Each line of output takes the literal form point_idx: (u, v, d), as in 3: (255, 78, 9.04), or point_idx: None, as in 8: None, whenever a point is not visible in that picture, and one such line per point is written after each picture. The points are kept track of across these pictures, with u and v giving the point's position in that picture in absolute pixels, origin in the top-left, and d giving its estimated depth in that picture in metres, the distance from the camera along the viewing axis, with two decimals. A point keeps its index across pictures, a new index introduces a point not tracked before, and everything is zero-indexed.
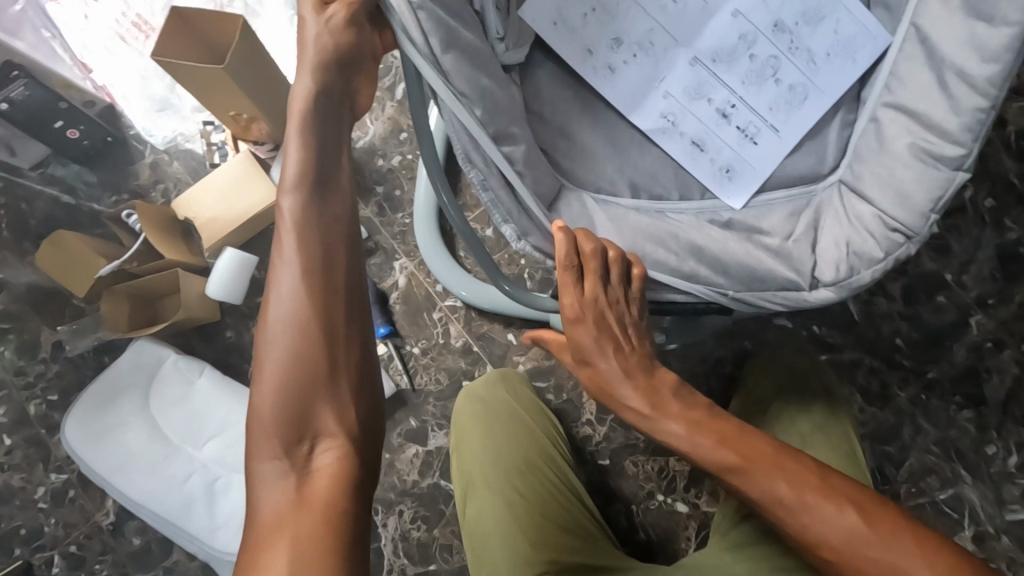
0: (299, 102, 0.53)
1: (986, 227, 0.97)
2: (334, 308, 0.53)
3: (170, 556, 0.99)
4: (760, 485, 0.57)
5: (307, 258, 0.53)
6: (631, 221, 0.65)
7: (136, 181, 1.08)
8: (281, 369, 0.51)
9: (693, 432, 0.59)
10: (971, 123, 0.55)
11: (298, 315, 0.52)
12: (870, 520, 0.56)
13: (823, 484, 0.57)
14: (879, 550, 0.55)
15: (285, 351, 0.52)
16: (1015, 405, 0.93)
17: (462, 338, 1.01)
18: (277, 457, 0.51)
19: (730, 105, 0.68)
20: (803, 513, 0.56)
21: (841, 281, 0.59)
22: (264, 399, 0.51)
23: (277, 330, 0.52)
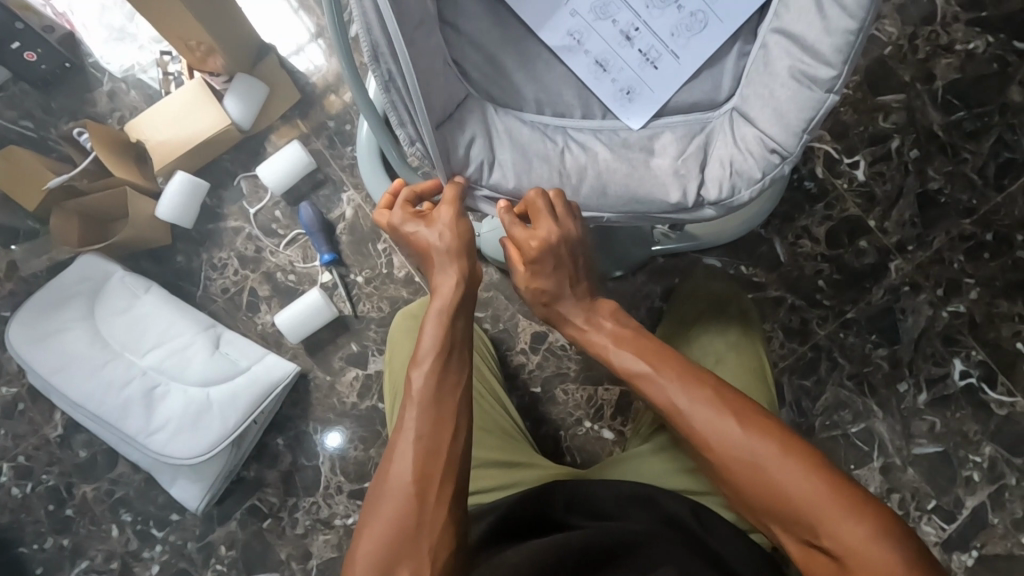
0: (435, 251, 0.67)
1: (908, 175, 1.03)
2: (433, 478, 0.59)
3: (116, 468, 1.02)
4: (700, 419, 0.63)
5: (421, 432, 0.61)
6: (525, 135, 0.70)
7: (93, 108, 1.10)
8: (389, 503, 0.58)
9: (620, 346, 0.70)
10: (842, 45, 0.60)
11: (428, 393, 0.62)
12: (768, 444, 0.60)
13: (764, 426, 0.61)
14: (763, 469, 0.59)
15: (392, 512, 0.58)
16: (925, 343, 0.99)
17: (405, 268, 1.04)
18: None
19: (633, 27, 0.71)
20: (741, 462, 0.60)
21: (723, 200, 0.67)
22: (368, 547, 0.57)
23: (387, 492, 0.59)
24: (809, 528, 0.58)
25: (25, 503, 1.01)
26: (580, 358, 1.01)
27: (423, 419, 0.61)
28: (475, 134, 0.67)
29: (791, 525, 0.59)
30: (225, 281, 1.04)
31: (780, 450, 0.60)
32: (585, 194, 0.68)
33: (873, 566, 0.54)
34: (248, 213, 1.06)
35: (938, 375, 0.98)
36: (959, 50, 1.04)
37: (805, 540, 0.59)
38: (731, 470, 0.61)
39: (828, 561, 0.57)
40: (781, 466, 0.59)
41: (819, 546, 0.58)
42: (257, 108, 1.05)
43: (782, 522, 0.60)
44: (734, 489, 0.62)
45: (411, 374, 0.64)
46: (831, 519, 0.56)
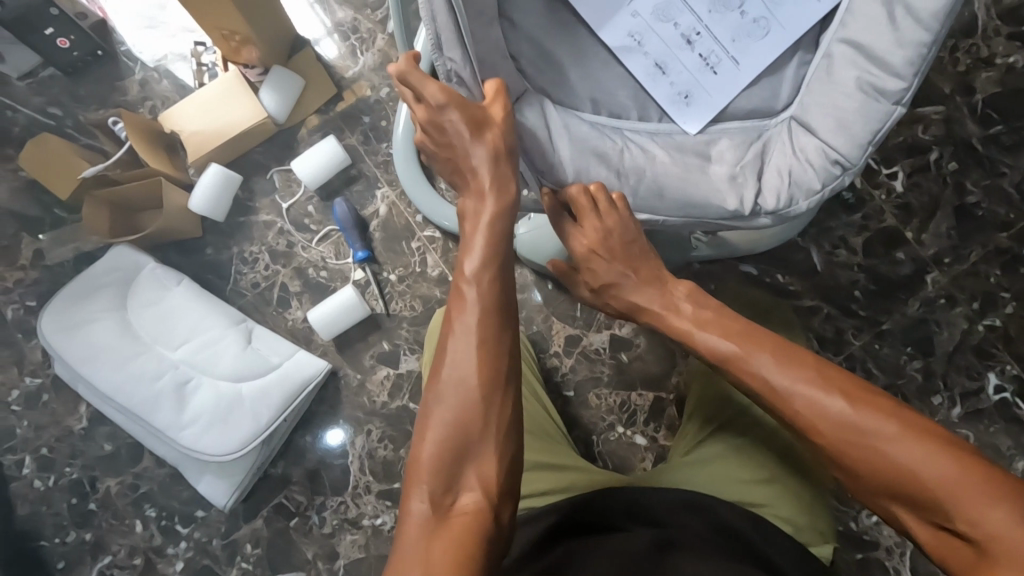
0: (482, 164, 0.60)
1: (946, 187, 1.02)
2: (495, 377, 0.59)
3: (140, 463, 1.01)
4: (808, 400, 0.59)
5: (482, 334, 0.60)
6: (584, 132, 0.67)
7: (124, 97, 1.09)
8: (451, 403, 0.59)
9: (699, 329, 0.69)
10: (914, 58, 0.60)
11: (472, 378, 0.59)
12: (886, 424, 0.55)
13: (879, 405, 0.57)
14: (872, 444, 0.55)
15: (454, 415, 0.58)
16: (959, 357, 0.99)
17: (439, 267, 1.03)
18: (427, 498, 0.57)
19: (695, 31, 0.71)
20: (853, 444, 0.56)
21: (780, 210, 0.66)
22: (432, 452, 0.57)
23: (447, 392, 0.59)
24: (939, 510, 0.53)
25: (46, 495, 1.00)
26: (614, 362, 1.00)
27: (481, 321, 0.61)
28: (536, 127, 0.66)
29: (912, 503, 0.54)
30: (256, 276, 1.03)
31: (900, 428, 0.55)
32: (641, 194, 0.67)
33: (1008, 553, 0.49)
34: (280, 207, 1.04)
35: (972, 389, 0.98)
36: (999, 64, 1.04)
37: (936, 524, 0.53)
38: (834, 442, 0.58)
39: (959, 541, 0.52)
40: (902, 446, 0.54)
41: (953, 530, 0.52)
42: (291, 101, 1.03)
43: (909, 507, 0.55)
44: (847, 473, 0.58)
45: (466, 274, 0.63)
46: (963, 496, 0.51)
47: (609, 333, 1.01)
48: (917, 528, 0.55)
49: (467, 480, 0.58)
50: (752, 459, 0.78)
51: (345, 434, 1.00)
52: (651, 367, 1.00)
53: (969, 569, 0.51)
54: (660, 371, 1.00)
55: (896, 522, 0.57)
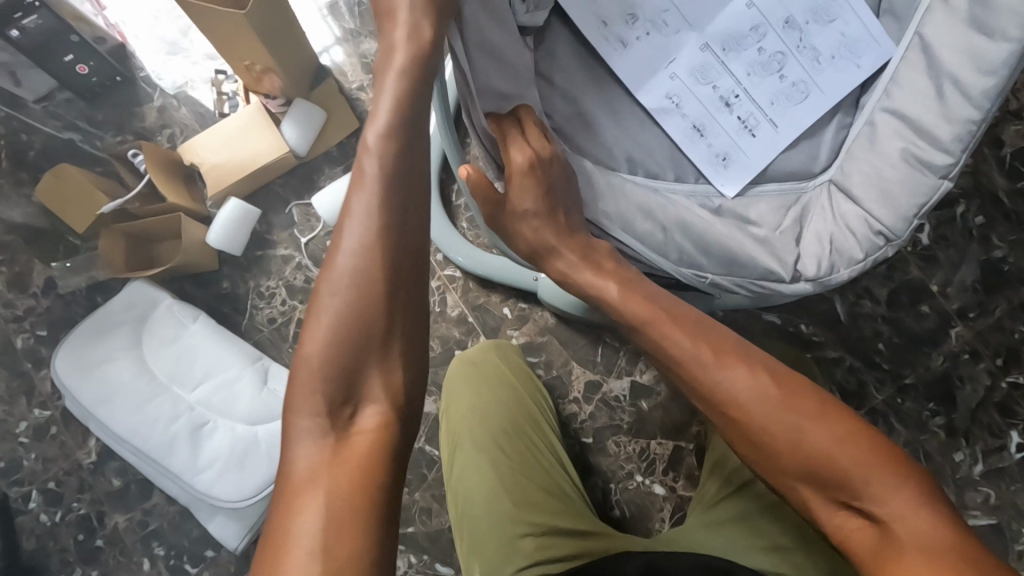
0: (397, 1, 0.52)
1: (972, 240, 1.01)
2: (401, 272, 0.50)
3: (150, 499, 0.99)
4: (735, 385, 0.55)
5: (378, 209, 0.49)
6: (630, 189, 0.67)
7: (142, 123, 1.07)
8: (341, 295, 0.49)
9: (625, 295, 0.60)
10: (961, 134, 0.60)
11: (365, 279, 0.48)
12: (801, 404, 0.54)
13: (806, 398, 0.54)
14: (794, 428, 0.53)
15: (347, 304, 0.48)
16: (982, 413, 0.98)
17: (458, 308, 1.02)
18: (320, 413, 0.48)
19: (733, 94, 0.70)
20: (776, 428, 0.53)
21: (820, 277, 0.64)
22: (319, 359, 0.48)
23: (337, 285, 0.49)
24: (849, 491, 0.52)
25: (52, 530, 0.98)
26: (634, 410, 0.99)
27: (385, 164, 0.50)
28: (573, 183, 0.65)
29: (826, 487, 0.52)
30: (272, 311, 1.01)
31: (817, 414, 0.53)
32: (687, 249, 0.66)
33: (911, 543, 0.49)
34: (299, 241, 1.03)
35: (994, 447, 0.97)
36: None
37: (843, 506, 0.53)
38: (755, 425, 0.54)
39: (865, 527, 0.52)
40: (820, 430, 0.53)
41: (859, 511, 0.52)
42: (313, 135, 1.01)
43: (817, 488, 0.53)
44: (761, 454, 0.55)
45: (367, 137, 0.51)
46: (872, 477, 0.51)
47: (629, 380, 1.00)
48: (826, 515, 0.54)
49: (369, 389, 0.49)
50: (772, 531, 0.76)
51: None
52: (671, 415, 0.99)
53: (875, 558, 0.50)
54: (680, 419, 0.99)
55: (801, 504, 0.55)
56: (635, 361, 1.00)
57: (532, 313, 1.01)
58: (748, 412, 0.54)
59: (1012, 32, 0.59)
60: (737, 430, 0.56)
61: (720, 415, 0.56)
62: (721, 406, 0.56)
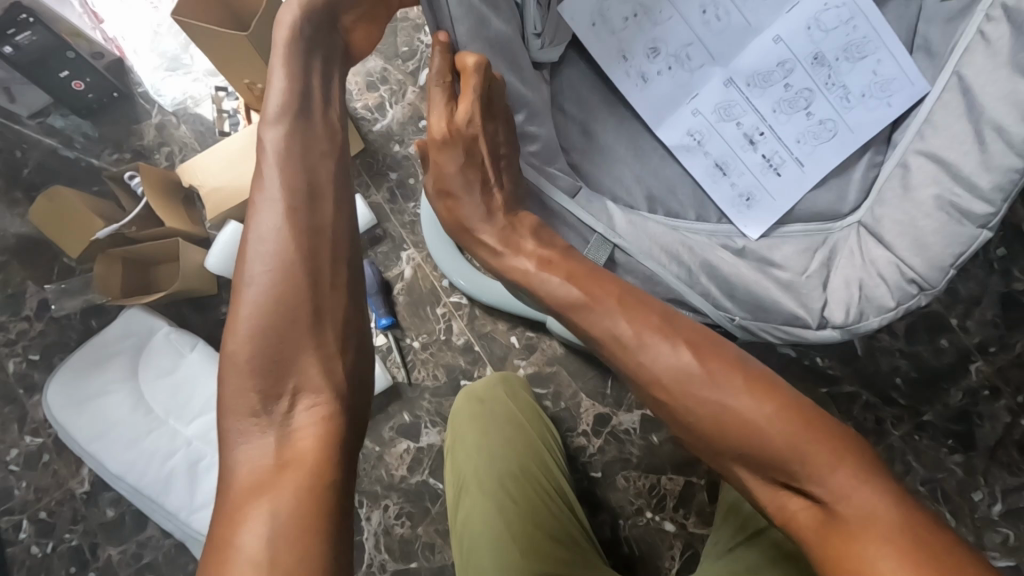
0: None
1: (992, 273, 0.99)
2: (318, 247, 0.47)
3: (145, 530, 0.96)
4: (656, 359, 0.48)
5: (288, 191, 0.47)
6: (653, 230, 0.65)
7: (140, 141, 1.03)
8: (256, 280, 0.45)
9: (544, 271, 0.52)
10: (1003, 183, 0.56)
11: (280, 257, 0.46)
12: (734, 383, 0.46)
13: (730, 370, 0.47)
14: (726, 408, 0.45)
15: (267, 291, 0.45)
16: (1002, 452, 0.95)
17: (464, 335, 0.99)
18: (256, 412, 0.45)
19: (758, 131, 0.68)
20: (700, 406, 0.46)
21: (848, 324, 0.61)
22: (245, 354, 0.45)
23: (255, 272, 0.46)
24: (788, 470, 0.44)
25: (44, 562, 0.95)
26: (644, 444, 0.96)
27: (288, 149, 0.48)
28: (597, 219, 0.63)
29: (767, 471, 0.45)
30: None
31: (749, 390, 0.45)
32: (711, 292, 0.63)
33: (859, 526, 0.42)
34: None
35: (1013, 487, 0.95)
36: None
37: (783, 486, 0.46)
38: (686, 412, 0.47)
39: (809, 508, 0.45)
40: (750, 408, 0.45)
41: (802, 492, 0.45)
42: None
43: (753, 469, 0.46)
44: (690, 434, 0.48)
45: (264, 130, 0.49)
46: (812, 458, 0.43)
47: (639, 413, 0.96)
48: (766, 497, 0.47)
49: (298, 374, 0.45)
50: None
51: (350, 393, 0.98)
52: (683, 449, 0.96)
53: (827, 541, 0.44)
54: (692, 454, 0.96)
55: (736, 482, 0.49)
56: None
57: (540, 342, 0.98)
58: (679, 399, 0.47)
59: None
60: (665, 409, 0.49)
61: (647, 396, 0.50)
62: (643, 383, 0.49)
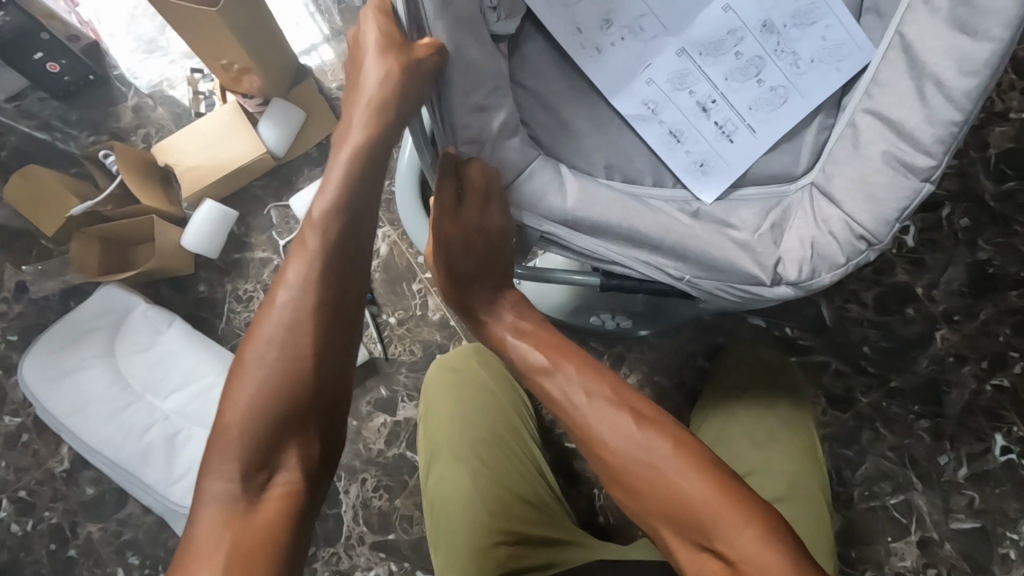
0: (367, 94, 0.54)
1: (958, 243, 1.01)
2: (330, 346, 0.53)
3: (125, 508, 0.97)
4: (604, 421, 0.55)
5: (318, 287, 0.54)
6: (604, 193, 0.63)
7: (117, 123, 1.04)
8: (267, 361, 0.51)
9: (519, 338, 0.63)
10: (943, 136, 0.59)
11: (293, 347, 0.52)
12: (662, 435, 0.53)
13: (659, 436, 0.53)
14: (652, 461, 0.52)
15: (274, 372, 0.51)
16: (968, 418, 0.97)
17: (440, 311, 1.00)
18: (235, 475, 0.48)
19: (711, 99, 0.69)
20: (641, 466, 0.52)
21: (801, 281, 0.63)
22: (238, 421, 0.49)
23: (268, 353, 0.51)
24: (705, 534, 0.49)
25: (25, 541, 0.95)
26: None
27: (327, 259, 0.55)
28: (547, 186, 0.61)
29: (683, 530, 0.50)
30: (250, 314, 0.99)
31: (675, 455, 0.52)
32: (666, 255, 0.63)
33: None
34: (277, 244, 1.01)
35: (979, 451, 0.97)
36: (1014, 118, 1.02)
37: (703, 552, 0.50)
38: (621, 464, 0.54)
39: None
40: (679, 468, 0.51)
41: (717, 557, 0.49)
42: (291, 134, 1.00)
43: (681, 535, 0.51)
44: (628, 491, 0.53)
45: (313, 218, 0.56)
46: (721, 517, 0.48)
47: None
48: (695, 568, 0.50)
49: (288, 453, 0.50)
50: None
51: None
52: None
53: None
54: None
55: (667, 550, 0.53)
56: (619, 365, 0.98)
57: None
58: (616, 456, 0.54)
59: (996, 31, 0.56)
60: (608, 469, 0.55)
61: (593, 456, 0.56)
62: (596, 447, 0.55)
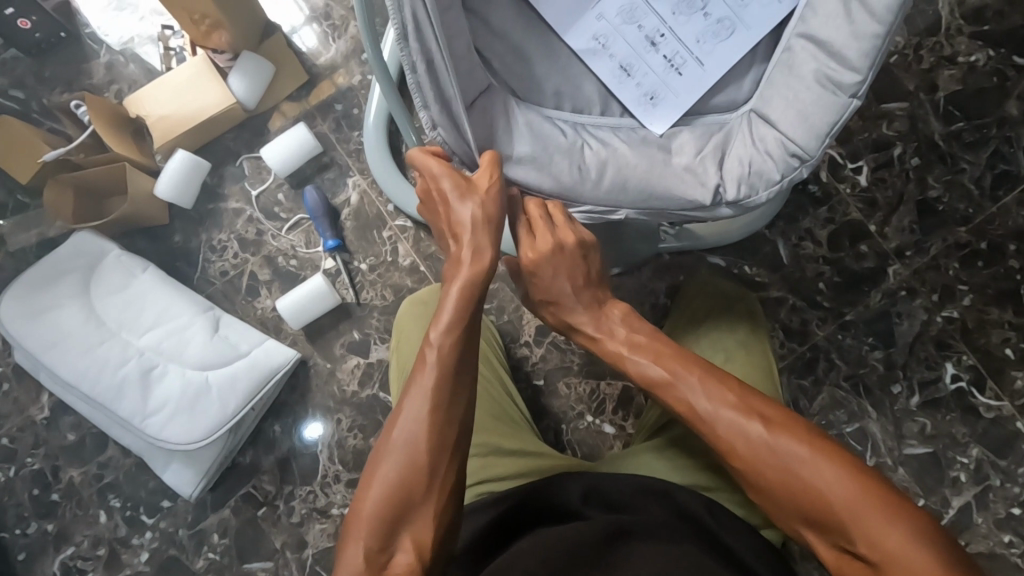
0: (467, 224, 0.61)
1: (908, 181, 1.05)
2: (442, 448, 0.58)
3: (105, 452, 0.99)
4: (737, 429, 0.60)
5: (437, 397, 0.58)
6: (549, 128, 0.70)
7: (89, 80, 1.06)
8: (394, 466, 0.57)
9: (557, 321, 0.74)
10: (868, 51, 0.59)
11: (412, 449, 0.57)
12: (769, 437, 0.59)
13: (800, 443, 0.58)
14: (779, 466, 0.58)
15: (398, 469, 0.57)
16: (919, 348, 1.02)
17: (410, 257, 1.02)
18: (364, 552, 0.55)
19: (659, 33, 0.72)
20: (772, 472, 0.58)
21: (740, 200, 0.66)
22: (371, 504, 0.56)
23: (392, 455, 0.57)
24: (843, 534, 0.55)
25: (8, 486, 0.98)
26: (584, 352, 1.01)
27: (441, 378, 0.59)
28: (492, 122, 0.67)
29: (823, 528, 0.56)
30: (224, 263, 1.02)
31: (811, 452, 0.57)
32: (605, 185, 0.67)
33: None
34: (250, 194, 1.03)
35: (930, 379, 1.01)
36: (961, 62, 1.06)
37: (843, 548, 0.56)
38: (749, 472, 0.59)
39: (861, 564, 0.55)
40: (814, 471, 0.56)
41: (856, 552, 0.55)
42: (260, 87, 1.02)
43: (818, 529, 0.57)
44: (757, 491, 0.60)
45: (431, 335, 0.60)
46: (868, 520, 0.54)
47: None
48: (827, 553, 0.57)
49: (403, 538, 0.56)
50: (693, 468, 0.79)
51: (288, 310, 0.98)
52: None
53: None
54: None
55: (804, 541, 0.59)
56: None
57: None
58: (742, 456, 0.60)
59: None
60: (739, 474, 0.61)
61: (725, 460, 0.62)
62: (724, 452, 0.61)
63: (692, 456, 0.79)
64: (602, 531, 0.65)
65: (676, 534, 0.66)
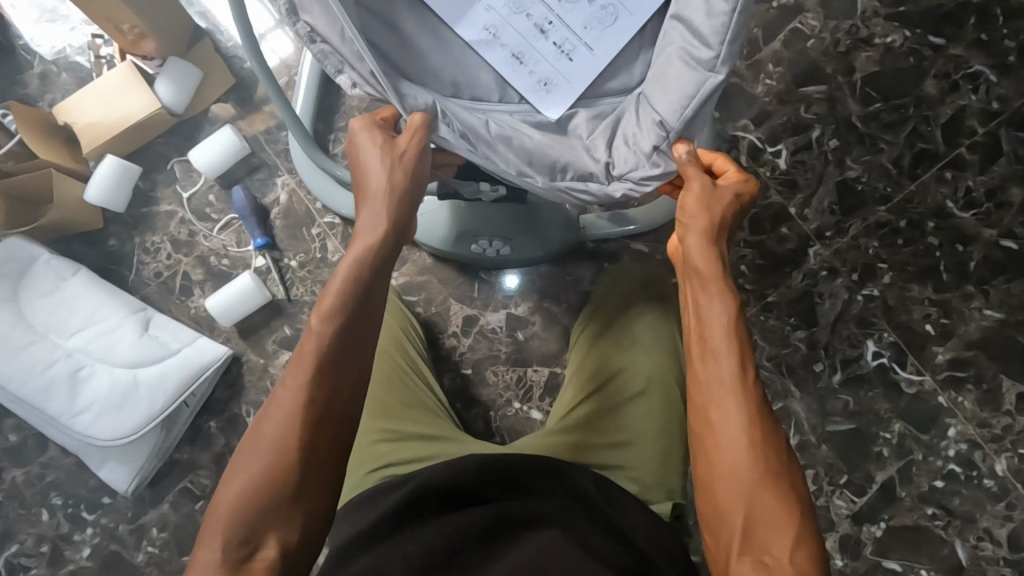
0: (373, 190, 0.65)
1: (828, 163, 1.06)
2: (316, 446, 0.59)
3: (46, 452, 1.02)
4: (729, 384, 0.59)
5: (313, 394, 0.59)
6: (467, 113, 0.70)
7: (23, 90, 1.09)
8: (261, 460, 0.57)
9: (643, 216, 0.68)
10: (719, 27, 0.61)
11: (282, 446, 0.58)
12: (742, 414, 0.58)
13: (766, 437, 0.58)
14: (744, 439, 0.57)
15: (264, 466, 0.57)
16: (842, 326, 1.03)
17: (339, 253, 1.05)
18: (220, 547, 0.56)
19: (547, 21, 0.74)
20: (728, 440, 0.58)
21: (626, 175, 0.67)
22: (233, 496, 0.57)
23: (261, 446, 0.58)
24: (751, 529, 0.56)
25: None
26: (511, 341, 1.03)
27: (324, 367, 0.60)
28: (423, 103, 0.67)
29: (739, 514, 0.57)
30: (158, 265, 1.05)
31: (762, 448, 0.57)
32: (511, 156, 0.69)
33: None
34: (181, 197, 1.06)
35: (853, 357, 1.03)
36: (878, 43, 1.07)
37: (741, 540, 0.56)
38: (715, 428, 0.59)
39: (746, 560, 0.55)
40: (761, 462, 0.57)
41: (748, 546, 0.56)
42: (189, 91, 1.04)
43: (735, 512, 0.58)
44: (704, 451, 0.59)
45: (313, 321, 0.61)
46: (778, 527, 0.55)
47: (505, 312, 1.04)
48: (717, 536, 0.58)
49: (268, 536, 0.57)
50: (598, 449, 0.83)
51: (217, 309, 1.00)
52: (548, 345, 1.03)
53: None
54: (556, 348, 1.03)
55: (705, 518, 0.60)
56: (510, 294, 1.04)
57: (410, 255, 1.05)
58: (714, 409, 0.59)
59: None
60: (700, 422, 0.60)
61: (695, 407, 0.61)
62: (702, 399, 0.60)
63: (598, 437, 0.84)
64: (480, 527, 0.67)
65: (570, 518, 0.69)
